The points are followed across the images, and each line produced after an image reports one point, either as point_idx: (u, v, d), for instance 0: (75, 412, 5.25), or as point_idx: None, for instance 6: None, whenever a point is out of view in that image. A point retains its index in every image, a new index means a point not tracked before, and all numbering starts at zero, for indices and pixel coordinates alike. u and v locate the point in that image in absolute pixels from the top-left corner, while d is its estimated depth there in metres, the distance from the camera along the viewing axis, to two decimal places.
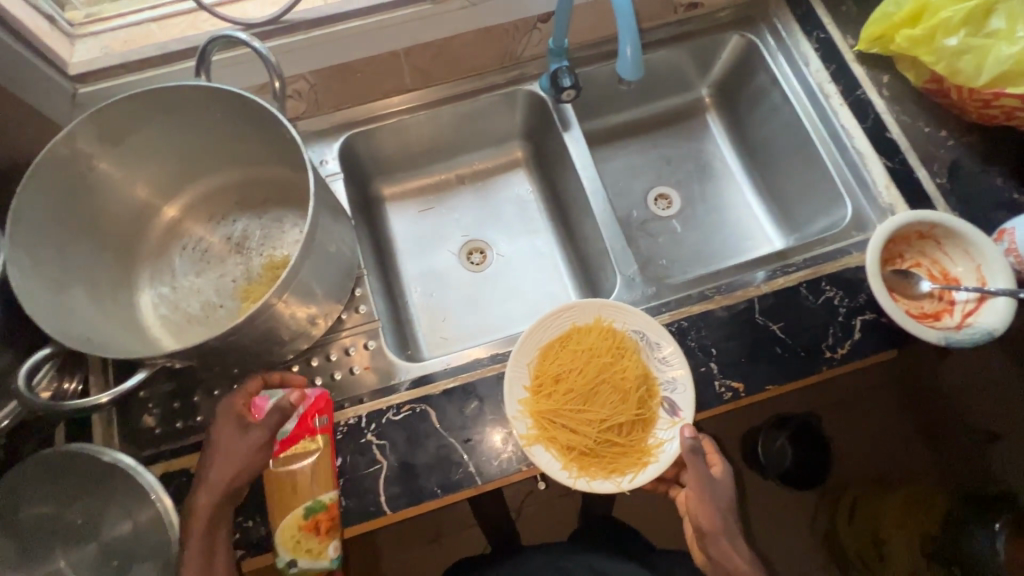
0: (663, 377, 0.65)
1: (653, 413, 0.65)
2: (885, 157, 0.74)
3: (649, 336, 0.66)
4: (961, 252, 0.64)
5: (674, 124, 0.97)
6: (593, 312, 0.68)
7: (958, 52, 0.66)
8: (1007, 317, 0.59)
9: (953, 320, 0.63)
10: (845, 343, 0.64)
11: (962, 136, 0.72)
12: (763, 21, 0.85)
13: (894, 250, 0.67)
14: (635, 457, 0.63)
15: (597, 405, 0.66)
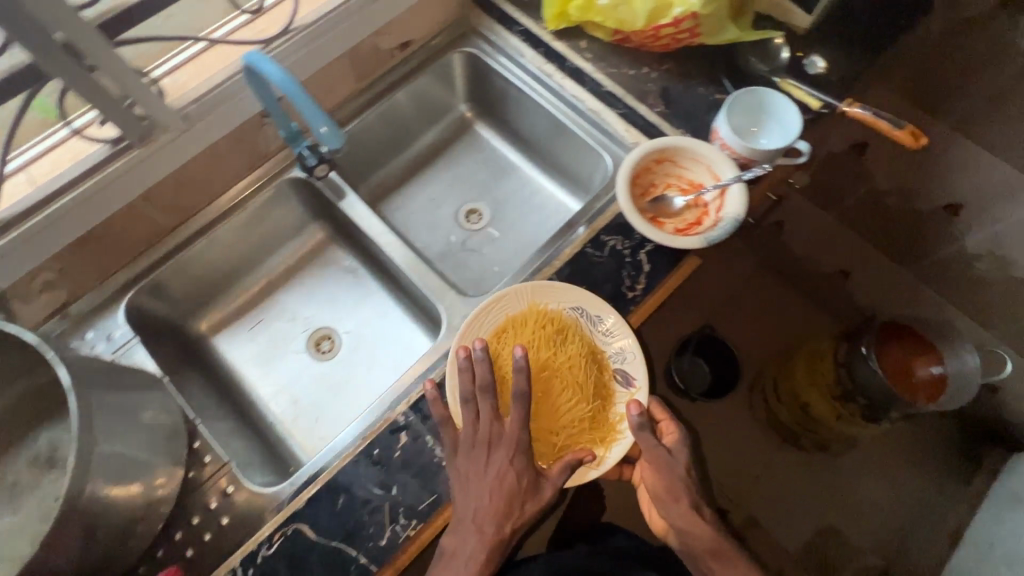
0: (612, 349, 0.70)
1: (609, 388, 0.69)
2: (613, 108, 0.82)
3: (589, 311, 0.70)
4: (692, 161, 0.73)
5: (450, 147, 1.04)
6: (529, 296, 0.70)
7: (613, 9, 0.75)
8: (743, 201, 0.68)
9: (711, 219, 0.71)
10: (640, 278, 0.71)
11: (659, 66, 0.82)
12: (474, 32, 0.92)
13: (644, 182, 0.73)
14: (601, 435, 0.68)
15: (553, 392, 0.69)
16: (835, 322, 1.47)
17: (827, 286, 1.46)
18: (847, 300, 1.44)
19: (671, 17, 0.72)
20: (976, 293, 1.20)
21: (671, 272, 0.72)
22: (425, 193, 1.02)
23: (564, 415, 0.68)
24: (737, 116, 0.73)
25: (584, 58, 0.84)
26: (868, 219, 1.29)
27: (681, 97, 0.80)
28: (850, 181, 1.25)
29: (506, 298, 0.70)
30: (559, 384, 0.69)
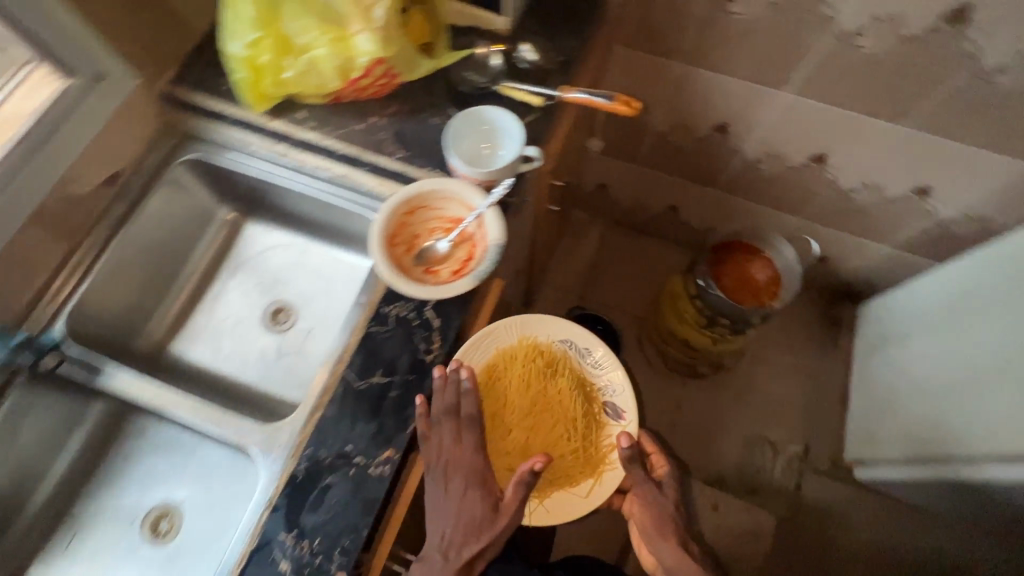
0: (603, 381, 0.83)
1: (601, 417, 0.82)
2: (355, 165, 0.79)
3: (581, 344, 0.84)
4: (441, 199, 0.70)
5: (228, 254, 0.96)
6: (517, 329, 0.80)
7: (302, 76, 0.71)
8: (499, 223, 0.68)
9: (480, 249, 0.70)
10: (433, 341, 0.70)
11: (383, 109, 0.79)
12: (189, 139, 0.85)
13: (405, 237, 0.70)
14: (590, 468, 0.79)
15: (552, 418, 0.81)
16: (684, 249, 1.69)
17: (662, 222, 1.63)
18: (682, 227, 1.62)
19: (360, 68, 0.69)
20: (774, 190, 1.32)
21: (459, 323, 0.71)
22: (219, 311, 0.93)
23: (562, 435, 0.80)
24: (465, 143, 0.73)
25: (308, 126, 0.79)
26: (667, 157, 1.37)
27: (415, 134, 0.77)
28: (637, 131, 1.32)
29: (498, 330, 0.78)
30: (550, 417, 0.81)
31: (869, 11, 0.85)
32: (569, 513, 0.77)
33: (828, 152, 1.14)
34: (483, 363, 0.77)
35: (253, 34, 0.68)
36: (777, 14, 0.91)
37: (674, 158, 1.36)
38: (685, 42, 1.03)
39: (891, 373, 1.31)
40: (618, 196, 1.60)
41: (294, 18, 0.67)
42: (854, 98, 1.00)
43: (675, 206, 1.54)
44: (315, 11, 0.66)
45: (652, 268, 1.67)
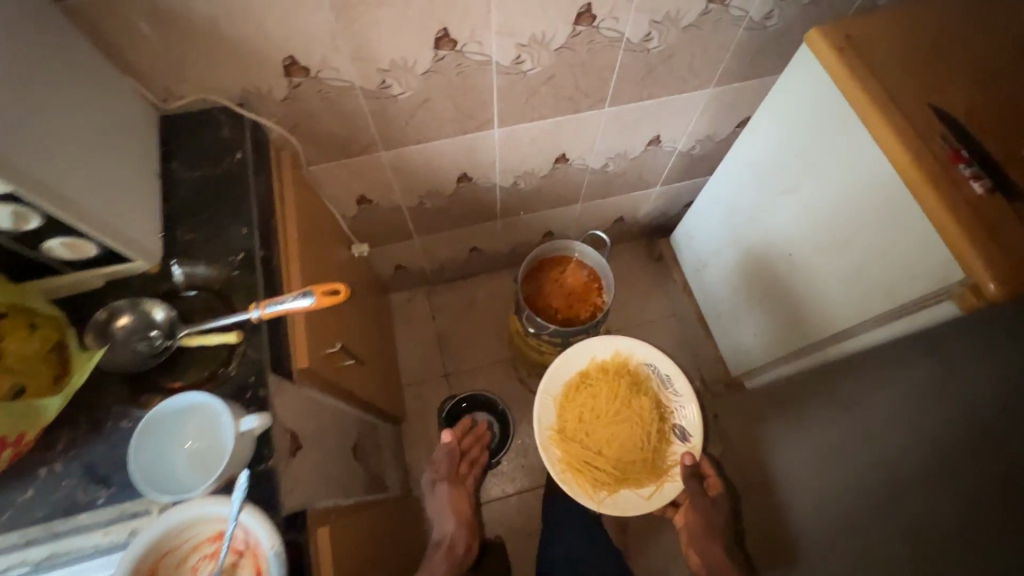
0: (677, 404, 1.08)
1: (670, 433, 1.07)
2: (54, 534, 0.57)
3: (665, 372, 1.10)
4: (177, 537, 0.54)
5: None
6: (619, 346, 1.12)
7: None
8: (262, 522, 0.53)
9: (259, 557, 0.55)
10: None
11: (52, 450, 0.59)
12: None
13: None
14: (651, 478, 1.04)
15: (627, 421, 1.07)
16: (508, 272, 1.66)
17: (474, 263, 1.58)
18: (495, 258, 1.58)
19: None
20: (545, 197, 1.31)
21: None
22: None
23: (636, 439, 1.06)
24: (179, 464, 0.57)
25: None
26: (437, 220, 1.30)
27: (107, 461, 0.58)
28: (392, 217, 1.22)
29: (596, 345, 1.12)
30: (611, 425, 1.08)
31: (513, 42, 0.82)
32: (619, 503, 1.02)
33: (566, 152, 1.13)
34: (575, 371, 1.11)
35: None
36: (437, 79, 0.85)
37: (445, 218, 1.29)
38: (373, 134, 0.93)
39: (722, 286, 1.40)
40: (420, 266, 1.51)
41: None
42: (553, 108, 0.99)
43: (475, 248, 1.49)
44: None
45: (491, 306, 1.63)
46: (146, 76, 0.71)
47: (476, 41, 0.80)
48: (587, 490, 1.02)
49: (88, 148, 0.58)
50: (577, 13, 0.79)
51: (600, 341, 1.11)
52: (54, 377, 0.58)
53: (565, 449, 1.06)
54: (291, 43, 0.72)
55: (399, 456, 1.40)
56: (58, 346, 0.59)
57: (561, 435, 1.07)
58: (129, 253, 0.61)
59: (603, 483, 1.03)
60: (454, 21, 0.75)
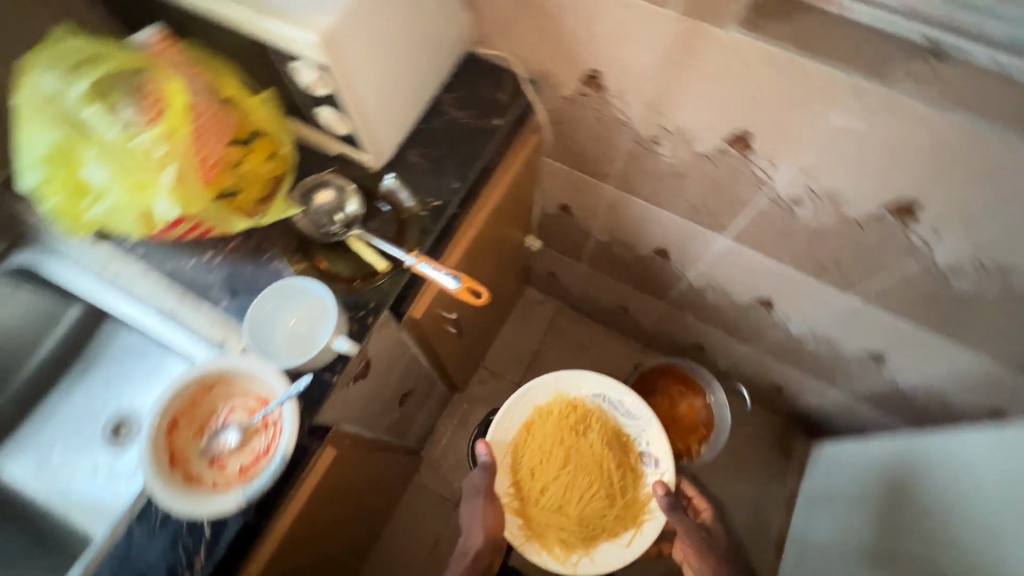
0: (636, 427, 0.86)
1: (632, 464, 0.85)
2: (192, 304, 0.70)
3: (612, 397, 0.87)
4: (243, 383, 0.63)
5: (77, 356, 0.86)
6: (552, 386, 0.87)
7: (106, 219, 0.63)
8: (293, 425, 0.60)
9: (267, 447, 0.61)
10: (198, 553, 0.59)
11: (226, 244, 0.71)
12: (31, 237, 0.76)
13: (193, 419, 0.62)
14: (630, 519, 0.82)
15: (588, 469, 0.85)
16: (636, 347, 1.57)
17: (616, 318, 1.50)
18: (637, 329, 1.49)
19: (163, 222, 0.62)
20: (724, 318, 1.18)
21: (232, 534, 0.60)
22: (53, 420, 0.84)
23: (602, 488, 0.84)
24: (275, 339, 0.65)
25: (137, 256, 0.72)
26: (613, 265, 1.25)
27: (243, 280, 0.69)
28: (575, 236, 1.20)
29: (531, 391, 0.87)
30: (570, 471, 0.85)
31: (805, 183, 0.72)
32: (607, 558, 0.81)
33: (774, 299, 1.01)
34: (520, 421, 0.86)
35: (41, 174, 0.61)
36: (706, 166, 0.79)
37: (621, 269, 1.24)
38: (614, 168, 0.91)
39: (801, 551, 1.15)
40: (570, 285, 1.46)
41: (90, 155, 0.59)
42: (797, 259, 0.87)
43: (628, 309, 1.40)
44: (111, 158, 0.59)
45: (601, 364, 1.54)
46: (481, 19, 0.76)
47: (770, 160, 0.72)
48: (557, 555, 0.81)
49: (402, 65, 0.67)
50: (896, 200, 0.67)
51: (535, 381, 0.86)
52: (258, 201, 0.68)
53: (529, 514, 0.83)
54: (605, 61, 0.72)
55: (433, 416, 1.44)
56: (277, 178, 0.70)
57: (518, 493, 0.83)
58: (365, 143, 0.69)
59: (573, 545, 0.82)
60: (764, 132, 0.69)
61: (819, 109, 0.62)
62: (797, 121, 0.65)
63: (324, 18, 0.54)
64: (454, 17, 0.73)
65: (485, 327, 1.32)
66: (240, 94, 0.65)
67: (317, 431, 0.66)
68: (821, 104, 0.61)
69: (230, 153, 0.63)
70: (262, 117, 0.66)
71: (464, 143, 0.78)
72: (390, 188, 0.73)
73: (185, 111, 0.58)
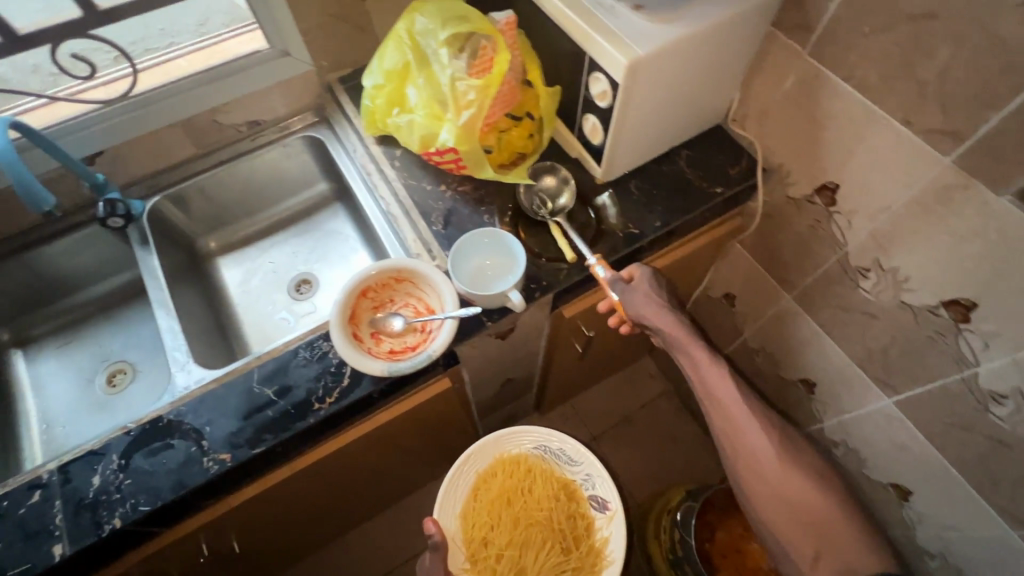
0: (580, 474, 0.99)
1: (580, 510, 0.98)
2: (411, 217, 0.85)
3: (551, 448, 1.00)
4: (426, 288, 0.82)
5: (305, 220, 1.07)
6: (491, 449, 0.99)
7: (399, 130, 0.83)
8: (448, 338, 0.76)
9: (420, 342, 0.80)
10: (330, 394, 0.77)
11: (457, 187, 0.87)
12: (329, 119, 0.97)
13: (382, 295, 0.83)
14: (589, 566, 0.94)
15: (542, 518, 0.98)
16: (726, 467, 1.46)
17: None
18: None
19: (435, 147, 0.79)
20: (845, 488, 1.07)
21: (358, 395, 0.76)
22: (270, 253, 1.05)
23: (556, 544, 0.96)
24: (467, 266, 0.82)
25: (393, 164, 0.89)
26: (750, 370, 1.19)
27: (455, 218, 0.84)
28: (725, 328, 1.19)
29: (468, 462, 0.97)
30: (526, 522, 0.98)
31: (1016, 383, 0.65)
32: None
33: (913, 492, 0.89)
34: (466, 486, 0.97)
35: (380, 80, 0.83)
36: (906, 318, 0.75)
37: (757, 379, 1.17)
38: (804, 280, 0.91)
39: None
40: None
41: (420, 82, 0.79)
42: (964, 462, 0.77)
43: None
44: (432, 90, 0.79)
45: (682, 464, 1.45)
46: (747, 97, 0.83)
47: (985, 340, 0.66)
48: None
49: (672, 103, 0.75)
50: None
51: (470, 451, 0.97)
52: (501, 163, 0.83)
53: None
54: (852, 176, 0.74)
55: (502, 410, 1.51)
56: (521, 154, 0.85)
57: (474, 567, 0.94)
58: (606, 158, 0.79)
59: None
60: (992, 309, 0.64)
61: None
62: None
63: (637, 48, 0.63)
64: (726, 88, 0.81)
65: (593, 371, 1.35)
66: (540, 84, 0.79)
67: (448, 358, 0.80)
68: None
69: (504, 119, 0.79)
70: (542, 106, 0.80)
71: (684, 194, 0.85)
72: (602, 204, 0.83)
73: (500, 75, 0.74)
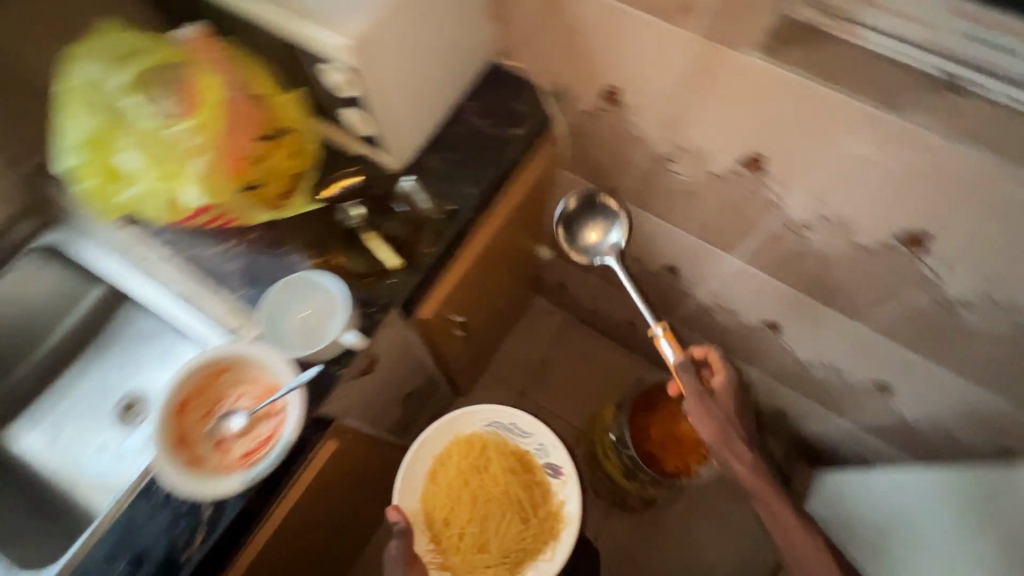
0: (499, 416, 0.92)
1: (535, 476, 0.92)
2: (211, 291, 0.72)
3: (492, 416, 0.92)
4: (251, 371, 0.67)
5: (92, 336, 0.88)
6: (448, 432, 0.91)
7: (128, 207, 0.67)
8: (298, 420, 0.63)
9: (271, 430, 0.65)
10: (196, 531, 0.61)
11: (245, 236, 0.73)
12: (54, 213, 0.80)
13: (204, 401, 0.65)
14: (551, 527, 0.89)
15: (506, 503, 0.91)
16: None
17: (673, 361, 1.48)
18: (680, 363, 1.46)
19: (186, 210, 0.65)
20: (739, 344, 1.16)
21: (231, 518, 0.61)
22: (68, 386, 0.87)
23: (514, 514, 0.90)
24: (289, 329, 0.68)
25: (162, 241, 0.74)
26: (702, 333, 1.21)
27: (261, 273, 0.71)
28: None
29: (428, 444, 0.90)
30: (493, 505, 0.91)
31: (817, 209, 0.73)
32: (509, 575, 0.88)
33: (783, 322, 0.99)
34: (426, 471, 0.91)
35: (77, 157, 0.65)
36: (720, 186, 0.80)
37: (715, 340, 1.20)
38: (627, 183, 0.92)
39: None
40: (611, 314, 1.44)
41: (126, 138, 0.64)
42: (800, 279, 0.86)
43: None
44: (144, 146, 0.63)
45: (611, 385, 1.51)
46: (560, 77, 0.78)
47: (781, 181, 0.72)
48: None
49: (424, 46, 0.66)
50: (912, 231, 0.68)
51: (430, 433, 0.90)
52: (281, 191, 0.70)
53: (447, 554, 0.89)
54: (614, 70, 0.73)
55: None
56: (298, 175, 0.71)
57: (444, 544, 0.89)
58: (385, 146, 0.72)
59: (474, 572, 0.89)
60: (776, 153, 0.69)
61: (831, 136, 0.63)
62: (807, 145, 0.66)
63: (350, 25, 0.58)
64: (479, 32, 0.76)
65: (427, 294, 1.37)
66: (272, 94, 0.67)
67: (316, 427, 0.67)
68: (836, 130, 0.62)
69: (260, 147, 0.66)
70: (289, 114, 0.68)
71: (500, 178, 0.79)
72: (408, 191, 0.76)
73: (217, 106, 0.62)
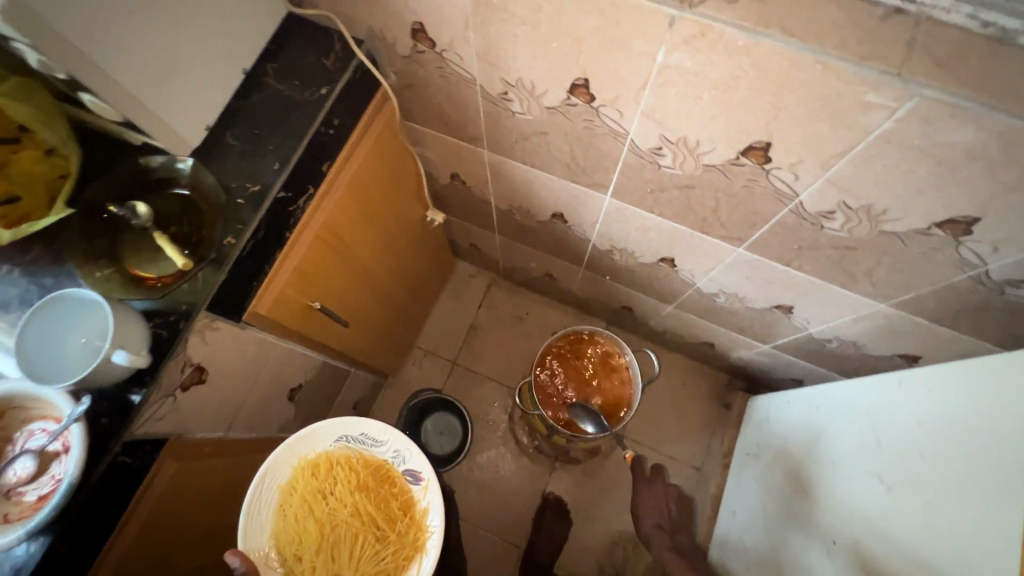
0: (388, 452, 0.74)
1: (404, 487, 0.74)
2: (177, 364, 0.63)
3: (353, 433, 0.74)
4: None
5: None
6: (290, 455, 0.72)
7: None
8: None
9: None
10: None
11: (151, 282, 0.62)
12: None
13: None
14: (414, 537, 0.72)
15: (357, 519, 0.74)
16: (694, 374, 1.49)
17: (673, 339, 1.41)
18: (681, 341, 1.40)
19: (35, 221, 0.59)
20: (741, 321, 1.08)
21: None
22: None
23: (368, 535, 0.73)
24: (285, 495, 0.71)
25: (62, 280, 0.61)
26: (701, 312, 1.14)
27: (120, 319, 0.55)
28: (570, 242, 1.11)
29: (269, 473, 0.70)
30: (345, 527, 0.73)
31: (838, 198, 0.61)
32: None
33: (794, 306, 0.91)
34: (269, 519, 0.70)
35: None
36: (719, 178, 0.67)
37: (715, 318, 1.14)
38: (610, 179, 0.80)
39: None
40: (603, 300, 1.37)
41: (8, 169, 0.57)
42: (809, 262, 0.76)
43: (714, 344, 1.30)
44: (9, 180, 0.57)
45: None
46: (514, 65, 0.65)
47: (793, 171, 0.60)
48: None
49: None
50: (950, 216, 0.57)
51: (275, 457, 0.70)
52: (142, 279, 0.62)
53: None
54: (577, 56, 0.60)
55: (370, 398, 1.41)
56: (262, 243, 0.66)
57: None
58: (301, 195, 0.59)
59: None
60: (788, 144, 0.57)
61: (856, 120, 0.51)
62: (826, 132, 0.54)
63: None
64: None
65: (398, 308, 1.25)
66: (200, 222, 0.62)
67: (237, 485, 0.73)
68: (858, 112, 0.50)
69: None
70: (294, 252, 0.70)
71: None
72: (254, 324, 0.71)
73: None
